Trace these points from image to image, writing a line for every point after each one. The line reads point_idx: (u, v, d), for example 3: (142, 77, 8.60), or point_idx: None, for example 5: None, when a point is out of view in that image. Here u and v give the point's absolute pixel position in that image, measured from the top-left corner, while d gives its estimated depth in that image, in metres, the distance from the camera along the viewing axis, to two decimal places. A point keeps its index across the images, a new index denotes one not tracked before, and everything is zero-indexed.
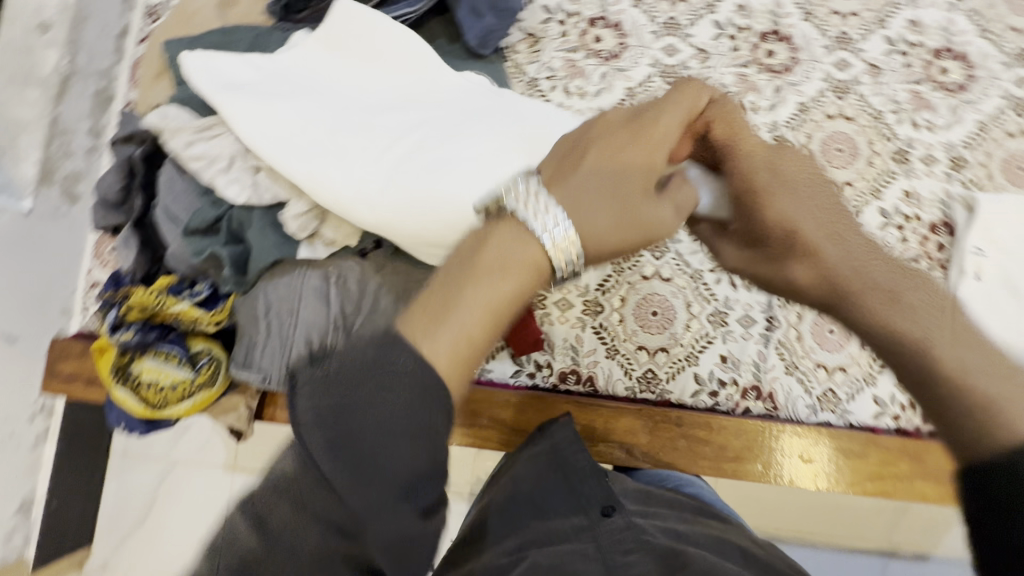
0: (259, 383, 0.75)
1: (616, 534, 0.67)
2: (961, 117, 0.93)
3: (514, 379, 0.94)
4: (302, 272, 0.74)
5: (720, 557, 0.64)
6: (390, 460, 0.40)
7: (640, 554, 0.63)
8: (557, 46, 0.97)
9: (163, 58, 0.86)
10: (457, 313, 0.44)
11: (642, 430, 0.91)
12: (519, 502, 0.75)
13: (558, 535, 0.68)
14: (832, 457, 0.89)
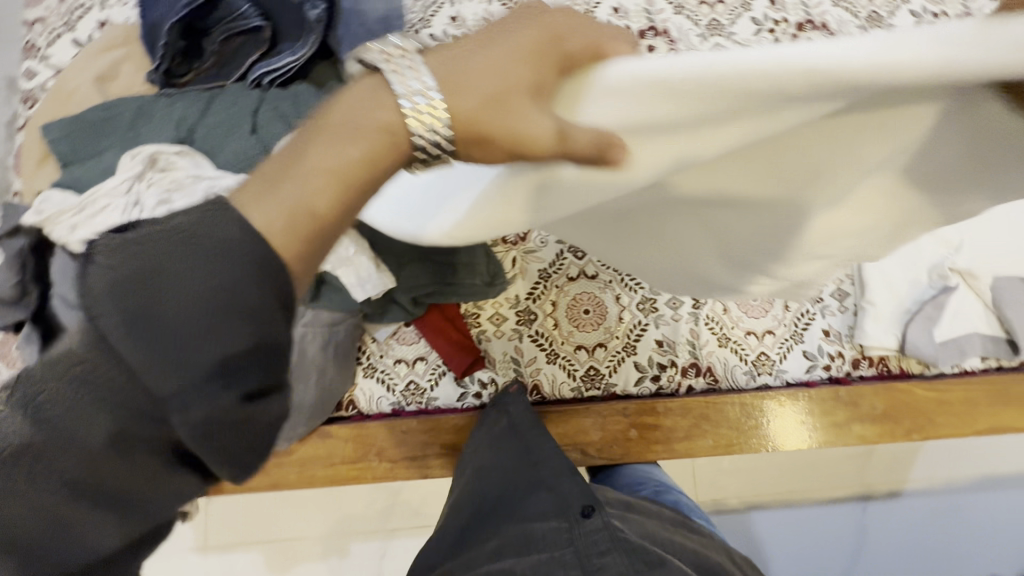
0: None
1: (593, 537, 0.82)
2: None
3: (461, 401, 1.07)
4: None
5: (671, 548, 0.85)
6: (205, 340, 0.40)
7: (615, 554, 0.79)
8: None
9: (44, 144, 0.85)
10: (311, 169, 0.45)
11: (592, 424, 1.06)
12: (502, 517, 0.90)
13: (535, 543, 0.83)
14: (771, 423, 1.07)
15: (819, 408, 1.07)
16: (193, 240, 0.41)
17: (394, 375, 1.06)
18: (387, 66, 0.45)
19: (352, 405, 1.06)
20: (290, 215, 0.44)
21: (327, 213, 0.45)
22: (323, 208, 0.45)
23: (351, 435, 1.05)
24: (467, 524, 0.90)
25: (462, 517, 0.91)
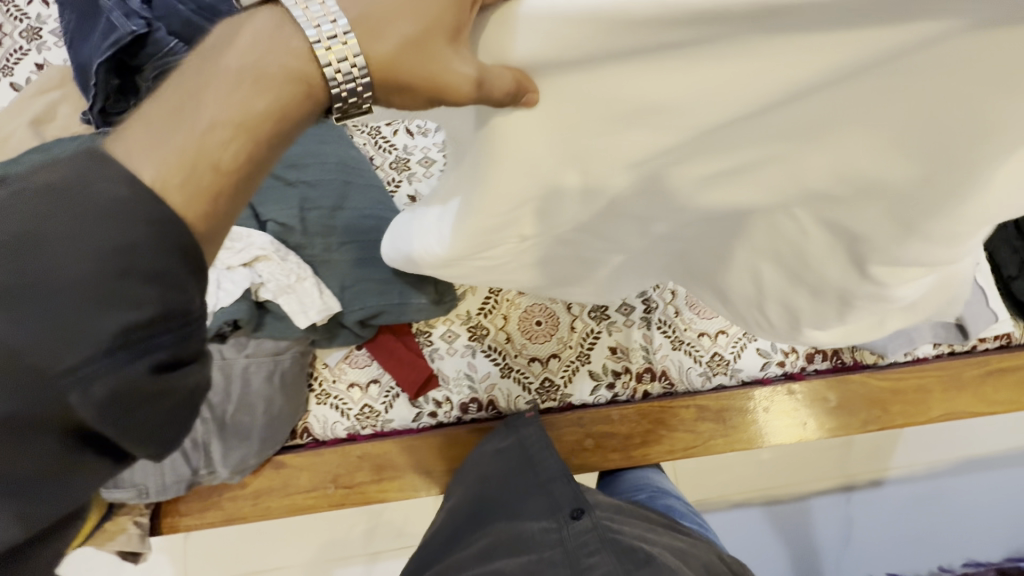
0: (149, 494, 0.73)
1: (582, 536, 0.77)
2: None
3: (595, 398, 0.90)
4: (282, 346, 0.80)
5: (666, 545, 0.78)
6: (100, 316, 0.32)
7: (604, 556, 0.75)
8: None
9: None
10: (445, 44, 0.32)
11: (703, 421, 0.89)
12: (493, 510, 0.82)
13: (527, 541, 0.77)
14: (928, 390, 0.91)
15: (964, 392, 0.91)
16: (131, 189, 0.33)
17: (516, 370, 0.90)
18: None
19: (476, 403, 0.89)
20: (493, 72, 0.32)
21: (231, 169, 0.35)
22: (493, 91, 0.32)
23: (457, 439, 0.88)
24: (449, 543, 0.80)
25: (464, 513, 0.82)
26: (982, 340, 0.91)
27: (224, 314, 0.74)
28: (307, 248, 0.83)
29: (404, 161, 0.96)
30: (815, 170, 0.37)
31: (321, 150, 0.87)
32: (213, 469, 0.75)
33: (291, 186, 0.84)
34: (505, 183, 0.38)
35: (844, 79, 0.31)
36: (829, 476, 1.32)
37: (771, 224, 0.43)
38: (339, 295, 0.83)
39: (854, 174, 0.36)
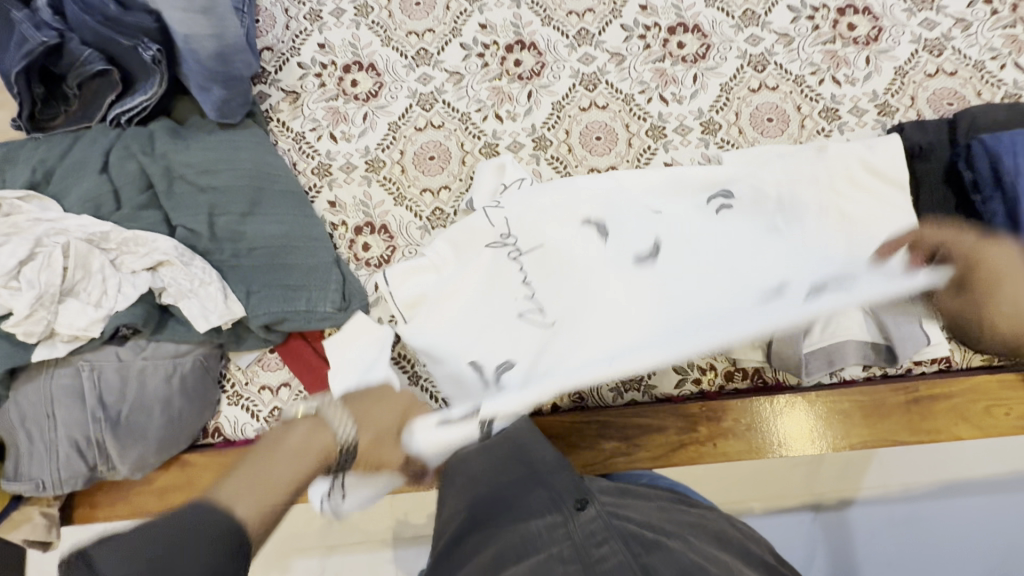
0: (41, 489, 0.76)
1: (589, 526, 0.54)
2: (879, 67, 0.95)
3: None
4: (181, 350, 0.82)
5: (700, 543, 0.55)
6: None
7: (615, 543, 0.52)
8: (481, 79, 0.98)
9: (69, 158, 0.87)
10: (391, 445, 0.66)
11: (607, 439, 0.86)
12: (493, 511, 0.58)
13: (533, 542, 0.53)
14: (853, 411, 0.86)
15: (889, 419, 0.86)
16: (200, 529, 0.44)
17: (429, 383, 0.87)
18: (328, 416, 0.64)
19: None
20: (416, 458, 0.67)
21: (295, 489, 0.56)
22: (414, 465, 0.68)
23: None
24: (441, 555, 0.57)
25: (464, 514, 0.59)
26: (917, 363, 0.87)
27: (120, 319, 0.76)
28: (216, 254, 0.85)
29: (326, 167, 0.95)
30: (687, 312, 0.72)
31: (236, 156, 0.89)
32: (114, 465, 0.78)
33: (204, 193, 0.86)
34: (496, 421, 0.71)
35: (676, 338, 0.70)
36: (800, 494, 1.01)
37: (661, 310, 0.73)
38: (245, 300, 0.83)
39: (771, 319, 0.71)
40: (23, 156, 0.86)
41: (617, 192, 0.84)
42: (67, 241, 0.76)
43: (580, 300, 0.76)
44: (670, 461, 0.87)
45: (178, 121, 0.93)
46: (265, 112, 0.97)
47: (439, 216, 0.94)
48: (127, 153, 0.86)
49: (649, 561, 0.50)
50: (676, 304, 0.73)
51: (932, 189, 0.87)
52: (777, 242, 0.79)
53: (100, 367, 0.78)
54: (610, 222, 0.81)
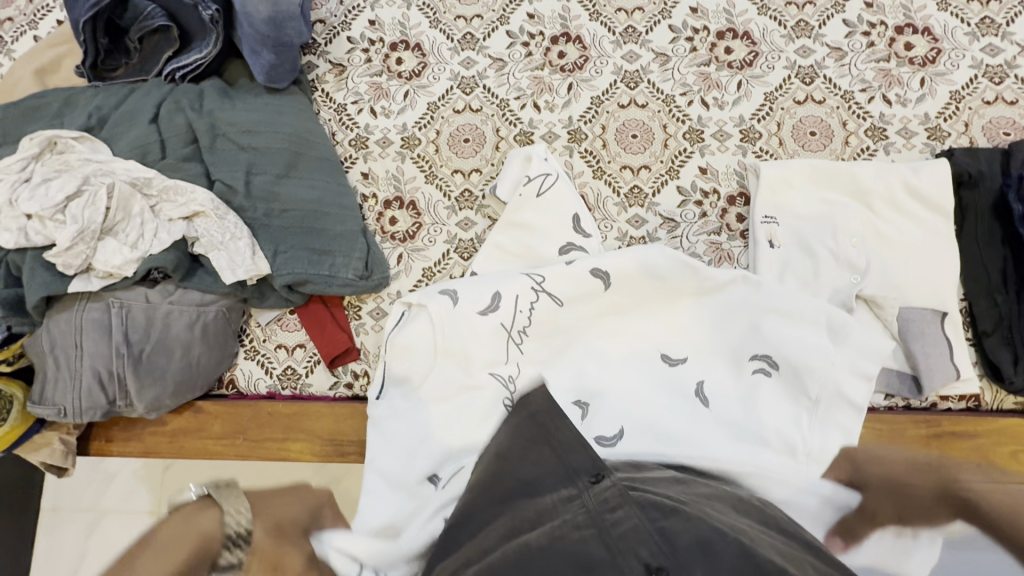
0: (59, 416, 0.80)
1: (603, 495, 0.52)
2: (933, 89, 0.92)
3: None
4: (206, 300, 0.85)
5: (721, 512, 0.51)
6: None
7: (631, 510, 0.50)
8: (523, 67, 0.98)
9: (123, 106, 0.91)
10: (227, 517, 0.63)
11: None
12: (509, 485, 0.56)
13: (548, 513, 0.52)
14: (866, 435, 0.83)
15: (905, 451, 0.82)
16: None
17: None
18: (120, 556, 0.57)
19: None
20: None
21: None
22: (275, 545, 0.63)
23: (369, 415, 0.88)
24: (458, 524, 0.55)
25: (481, 489, 0.57)
26: (943, 397, 0.83)
27: (153, 261, 0.80)
28: (248, 211, 0.88)
29: (363, 140, 0.97)
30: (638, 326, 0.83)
31: (278, 120, 0.91)
32: (134, 402, 0.82)
33: (244, 151, 0.89)
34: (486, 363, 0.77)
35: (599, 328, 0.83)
36: None
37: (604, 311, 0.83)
38: (271, 259, 0.86)
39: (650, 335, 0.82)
40: (82, 101, 0.91)
41: (673, 320, 0.83)
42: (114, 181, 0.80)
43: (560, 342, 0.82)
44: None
45: (228, 82, 0.96)
46: (311, 82, 0.99)
47: (468, 198, 0.94)
48: (177, 107, 0.90)
49: (667, 526, 0.48)
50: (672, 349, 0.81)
51: (978, 219, 0.85)
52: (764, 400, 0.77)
53: (127, 305, 0.81)
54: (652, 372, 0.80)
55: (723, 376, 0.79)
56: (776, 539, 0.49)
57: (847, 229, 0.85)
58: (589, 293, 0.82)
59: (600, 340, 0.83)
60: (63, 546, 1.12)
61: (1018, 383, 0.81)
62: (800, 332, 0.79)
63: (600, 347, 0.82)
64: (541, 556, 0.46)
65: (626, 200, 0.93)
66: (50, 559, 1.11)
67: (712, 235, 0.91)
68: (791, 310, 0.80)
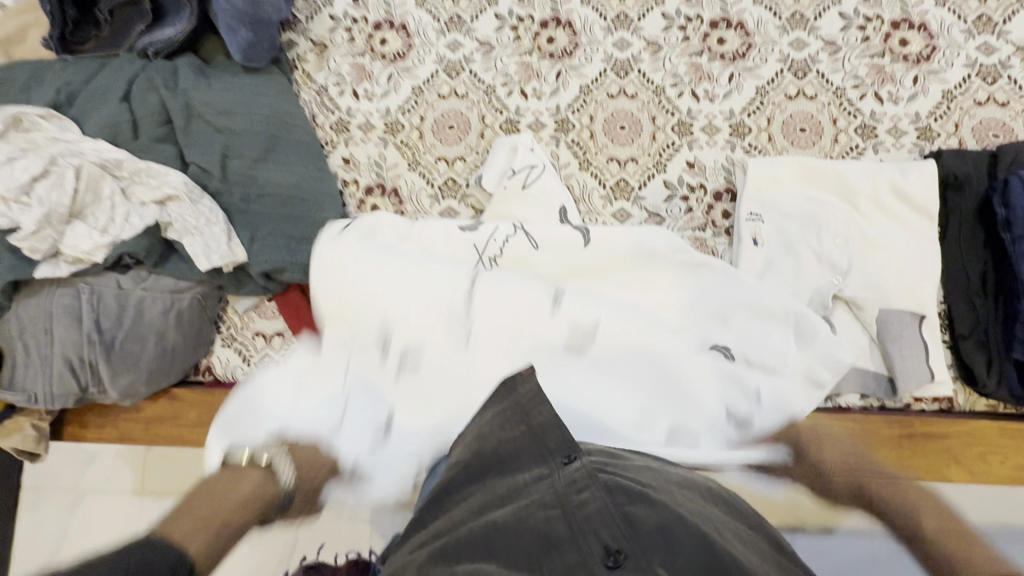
0: (28, 403, 0.79)
1: (573, 475, 0.52)
2: (926, 88, 0.90)
3: None
4: (178, 291, 0.83)
5: (689, 500, 0.52)
6: None
7: (598, 491, 0.49)
8: (511, 52, 0.95)
9: (94, 84, 0.87)
10: None
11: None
12: (484, 459, 0.56)
13: (518, 491, 0.52)
14: (836, 434, 0.84)
15: (878, 451, 0.83)
16: None
17: None
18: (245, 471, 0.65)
19: None
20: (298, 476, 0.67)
21: None
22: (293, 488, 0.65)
23: None
24: (434, 499, 0.56)
25: (456, 467, 0.57)
26: (918, 398, 0.84)
27: (125, 248, 0.78)
28: (225, 195, 0.86)
29: (345, 124, 0.94)
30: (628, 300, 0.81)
31: (256, 101, 0.88)
32: (106, 389, 0.81)
33: (219, 133, 0.86)
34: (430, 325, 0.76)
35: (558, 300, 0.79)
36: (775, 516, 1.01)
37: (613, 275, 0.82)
38: (248, 245, 0.84)
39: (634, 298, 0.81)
40: (49, 76, 0.87)
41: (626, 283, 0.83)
42: (83, 161, 0.77)
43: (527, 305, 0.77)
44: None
45: (204, 59, 0.93)
46: (291, 61, 0.96)
47: (451, 187, 0.93)
48: (150, 85, 0.87)
49: (632, 512, 0.47)
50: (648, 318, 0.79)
51: (962, 223, 0.85)
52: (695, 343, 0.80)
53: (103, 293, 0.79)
54: (614, 322, 0.77)
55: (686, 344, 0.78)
56: (742, 534, 0.50)
57: (832, 229, 0.84)
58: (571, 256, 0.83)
59: (512, 331, 0.76)
60: (46, 526, 1.12)
61: (990, 387, 0.81)
62: (764, 327, 0.80)
63: (538, 338, 0.76)
64: (505, 534, 0.46)
65: (612, 193, 0.92)
66: (32, 539, 1.12)
67: (697, 231, 0.90)
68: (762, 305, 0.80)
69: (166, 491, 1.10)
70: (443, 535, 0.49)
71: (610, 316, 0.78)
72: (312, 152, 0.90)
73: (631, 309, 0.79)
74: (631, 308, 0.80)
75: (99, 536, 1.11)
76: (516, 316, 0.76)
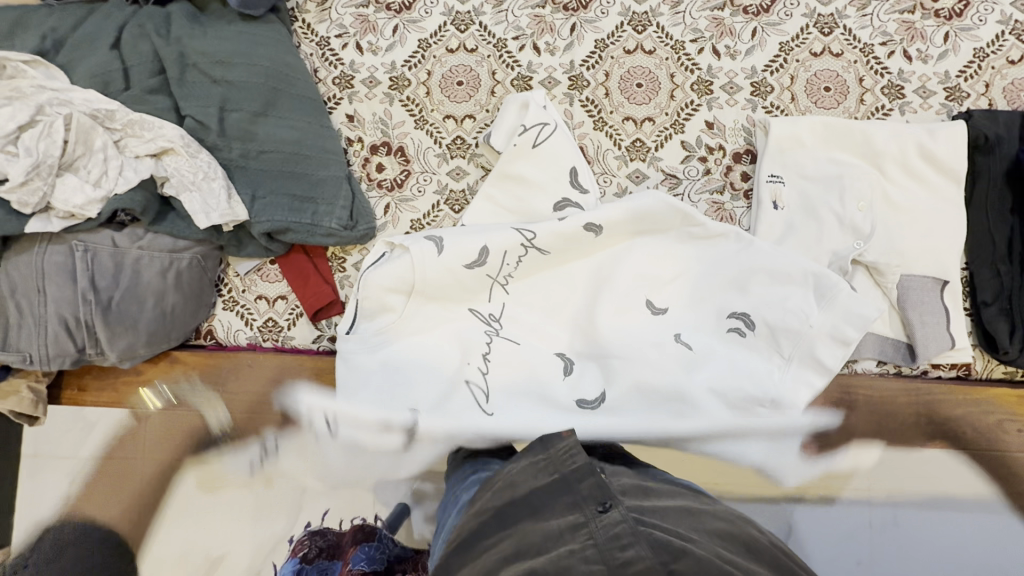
0: (21, 364, 0.76)
1: (612, 528, 0.50)
2: (957, 45, 0.87)
3: None
4: (179, 249, 0.79)
5: (732, 557, 0.50)
6: None
7: (642, 548, 0.47)
8: (523, 4, 0.91)
9: (82, 31, 0.83)
10: None
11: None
12: (514, 508, 0.59)
13: (553, 538, 0.52)
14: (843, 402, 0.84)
15: (893, 417, 0.83)
16: None
17: None
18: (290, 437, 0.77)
19: None
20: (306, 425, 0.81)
21: None
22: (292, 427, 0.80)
23: None
24: (461, 541, 0.56)
25: (487, 512, 0.59)
26: (936, 365, 0.83)
27: (119, 201, 0.74)
28: (223, 150, 0.82)
29: (348, 78, 0.90)
30: (639, 280, 0.81)
31: (254, 52, 0.84)
32: (105, 352, 0.78)
33: (217, 85, 0.82)
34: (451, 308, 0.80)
35: (571, 282, 0.82)
36: None
37: (626, 257, 0.81)
38: (249, 204, 0.80)
39: (646, 275, 0.81)
40: (34, 23, 0.82)
41: (641, 256, 0.82)
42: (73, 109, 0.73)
43: (546, 285, 0.82)
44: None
45: (197, 7, 0.87)
46: (290, 11, 0.91)
47: (460, 146, 0.89)
48: (142, 32, 0.82)
49: (678, 569, 0.45)
50: (659, 300, 0.81)
51: (991, 185, 0.82)
52: (706, 325, 0.80)
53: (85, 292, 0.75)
54: (625, 305, 0.80)
55: (698, 323, 0.80)
56: None
57: (856, 193, 0.81)
58: (576, 236, 0.79)
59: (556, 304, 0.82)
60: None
61: (1013, 353, 0.80)
62: (785, 292, 0.77)
63: (566, 306, 0.82)
64: None
65: (627, 153, 0.88)
66: None
67: (716, 193, 0.87)
68: (777, 270, 0.78)
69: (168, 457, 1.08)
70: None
71: (621, 300, 0.80)
72: (314, 107, 0.86)
73: (641, 285, 0.81)
74: (642, 289, 0.81)
75: None
76: (532, 303, 0.81)
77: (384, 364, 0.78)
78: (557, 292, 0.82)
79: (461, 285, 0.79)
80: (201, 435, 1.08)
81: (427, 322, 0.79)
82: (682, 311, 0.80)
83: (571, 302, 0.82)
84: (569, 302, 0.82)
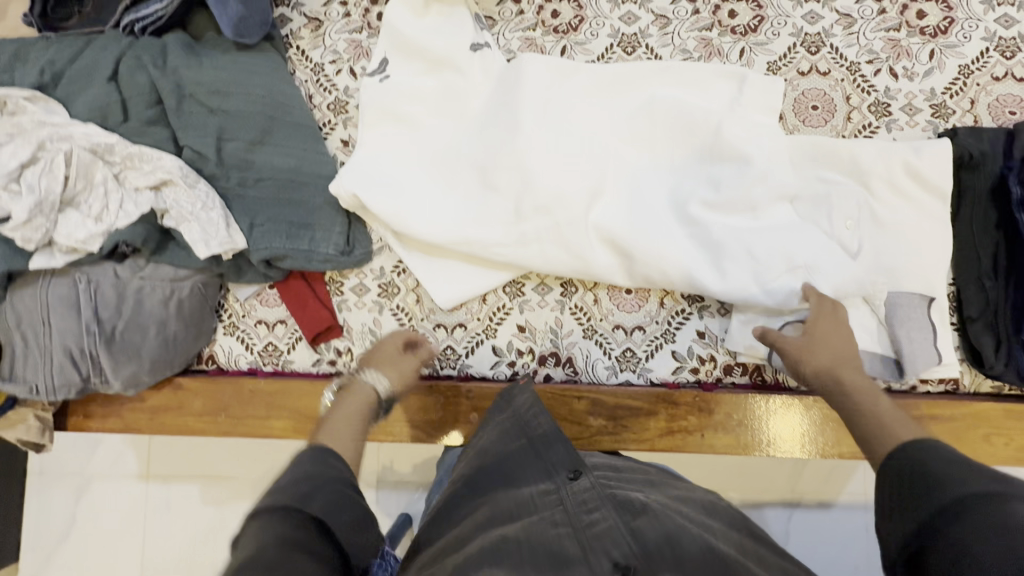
0: (28, 394, 0.78)
1: (582, 495, 0.56)
2: (942, 62, 0.88)
3: (495, 372, 0.88)
4: (178, 278, 0.81)
5: (687, 513, 0.57)
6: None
7: (608, 512, 0.54)
8: (514, 27, 0.92)
9: (79, 63, 0.84)
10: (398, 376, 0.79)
11: (596, 416, 0.86)
12: (486, 473, 0.62)
13: (527, 506, 0.56)
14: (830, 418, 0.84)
15: None
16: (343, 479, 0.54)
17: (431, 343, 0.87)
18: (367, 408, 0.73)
19: None
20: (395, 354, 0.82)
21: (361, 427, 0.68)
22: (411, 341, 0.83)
23: None
24: (441, 513, 0.60)
25: (462, 480, 0.62)
26: (925, 381, 0.84)
27: (121, 235, 0.76)
28: (221, 180, 0.84)
29: (342, 104, 0.91)
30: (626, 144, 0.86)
31: (250, 80, 0.85)
32: (109, 381, 0.80)
33: (214, 115, 0.84)
34: (460, 158, 0.86)
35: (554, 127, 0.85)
36: (773, 486, 1.09)
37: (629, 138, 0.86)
38: (247, 232, 0.82)
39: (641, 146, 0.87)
40: (33, 55, 0.84)
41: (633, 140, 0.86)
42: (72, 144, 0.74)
43: (537, 139, 0.84)
44: (655, 445, 0.87)
45: (193, 36, 0.89)
46: (285, 38, 0.92)
47: None
48: (138, 64, 0.83)
49: (638, 526, 0.53)
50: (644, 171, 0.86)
51: (974, 204, 0.84)
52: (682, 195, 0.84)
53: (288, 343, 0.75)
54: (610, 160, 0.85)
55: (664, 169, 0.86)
56: (741, 537, 0.55)
57: (843, 212, 0.83)
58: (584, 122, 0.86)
59: (607, 84, 0.88)
60: (52, 510, 1.13)
61: (998, 368, 0.81)
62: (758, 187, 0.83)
63: (550, 142, 0.84)
64: (517, 545, 0.50)
65: None
66: (40, 522, 1.14)
67: None
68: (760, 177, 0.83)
69: (173, 474, 1.10)
70: (454, 553, 0.52)
71: (611, 164, 0.85)
72: (310, 133, 0.87)
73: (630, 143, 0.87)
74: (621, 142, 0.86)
75: (105, 521, 1.12)
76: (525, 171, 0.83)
77: (421, 208, 0.83)
78: (550, 141, 0.84)
79: (464, 149, 0.86)
80: (204, 452, 1.10)
81: (443, 163, 0.87)
82: (673, 179, 0.86)
83: (567, 162, 0.83)
84: (556, 154, 0.83)
